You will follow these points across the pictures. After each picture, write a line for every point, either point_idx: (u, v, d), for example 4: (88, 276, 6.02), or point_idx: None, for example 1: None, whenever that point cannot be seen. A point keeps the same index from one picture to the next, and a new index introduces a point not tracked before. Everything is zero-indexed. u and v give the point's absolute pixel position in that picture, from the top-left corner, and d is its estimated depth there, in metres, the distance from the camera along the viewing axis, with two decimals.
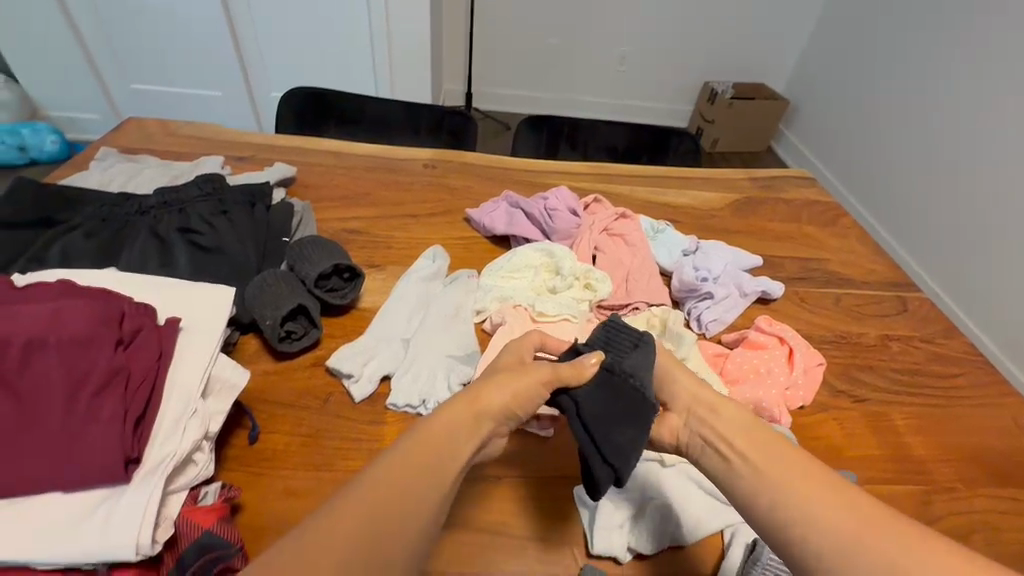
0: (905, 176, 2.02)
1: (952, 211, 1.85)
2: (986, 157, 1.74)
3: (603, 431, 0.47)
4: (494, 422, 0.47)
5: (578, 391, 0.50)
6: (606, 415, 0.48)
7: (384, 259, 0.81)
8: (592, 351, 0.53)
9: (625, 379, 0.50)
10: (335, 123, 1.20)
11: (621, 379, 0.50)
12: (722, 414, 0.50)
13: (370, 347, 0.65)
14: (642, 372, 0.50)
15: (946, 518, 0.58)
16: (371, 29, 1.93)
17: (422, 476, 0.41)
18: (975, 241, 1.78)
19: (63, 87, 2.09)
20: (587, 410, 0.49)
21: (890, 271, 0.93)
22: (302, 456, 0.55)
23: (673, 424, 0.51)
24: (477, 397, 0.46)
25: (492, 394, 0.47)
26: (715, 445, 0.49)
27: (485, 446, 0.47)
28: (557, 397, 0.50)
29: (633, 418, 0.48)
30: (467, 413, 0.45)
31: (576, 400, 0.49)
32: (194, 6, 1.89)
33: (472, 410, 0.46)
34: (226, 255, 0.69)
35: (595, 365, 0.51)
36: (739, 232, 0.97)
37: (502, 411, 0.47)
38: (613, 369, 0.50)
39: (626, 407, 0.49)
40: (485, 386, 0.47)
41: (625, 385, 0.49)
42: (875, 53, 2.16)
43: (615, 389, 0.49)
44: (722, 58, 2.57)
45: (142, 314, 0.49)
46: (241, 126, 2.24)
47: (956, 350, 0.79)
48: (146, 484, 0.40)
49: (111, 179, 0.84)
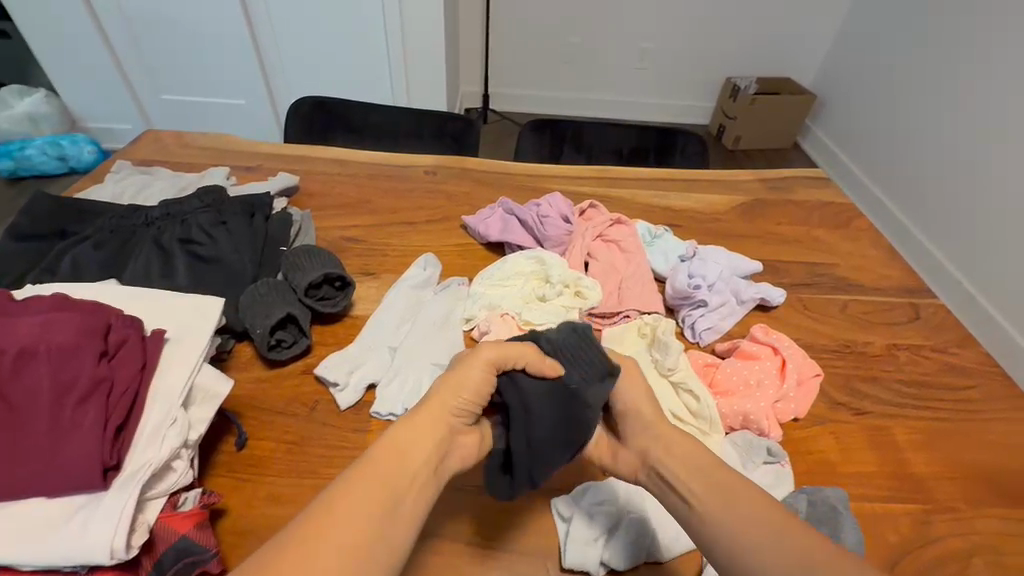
0: (935, 173, 1.93)
1: (981, 209, 1.76)
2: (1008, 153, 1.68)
3: (539, 442, 0.50)
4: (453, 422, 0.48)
5: (531, 401, 0.50)
6: (552, 432, 0.50)
7: (380, 266, 0.83)
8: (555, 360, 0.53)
9: (582, 406, 0.51)
10: (341, 131, 1.23)
11: (575, 399, 0.51)
12: (687, 456, 0.50)
13: (358, 356, 0.67)
14: (594, 394, 0.52)
15: (945, 540, 0.55)
16: (386, 34, 1.95)
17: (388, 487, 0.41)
18: (1003, 241, 1.69)
19: (99, 99, 2.21)
20: (533, 419, 0.50)
21: (904, 275, 0.89)
22: (287, 463, 0.57)
23: (633, 462, 0.52)
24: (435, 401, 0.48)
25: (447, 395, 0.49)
26: (670, 482, 0.49)
27: (451, 451, 0.48)
28: (506, 396, 0.51)
29: (568, 441, 0.51)
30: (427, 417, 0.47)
31: (526, 408, 0.50)
32: (218, 21, 1.96)
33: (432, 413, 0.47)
34: (224, 265, 0.72)
35: (554, 377, 0.51)
36: (743, 237, 0.94)
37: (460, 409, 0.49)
38: (575, 393, 0.51)
39: (569, 425, 0.50)
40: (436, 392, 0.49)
41: (577, 405, 0.51)
42: (904, 44, 2.07)
43: (569, 408, 0.51)
44: (743, 51, 2.50)
45: (128, 325, 0.51)
46: (265, 133, 2.31)
47: (971, 360, 0.76)
48: (124, 491, 0.42)
49: (123, 192, 0.88)
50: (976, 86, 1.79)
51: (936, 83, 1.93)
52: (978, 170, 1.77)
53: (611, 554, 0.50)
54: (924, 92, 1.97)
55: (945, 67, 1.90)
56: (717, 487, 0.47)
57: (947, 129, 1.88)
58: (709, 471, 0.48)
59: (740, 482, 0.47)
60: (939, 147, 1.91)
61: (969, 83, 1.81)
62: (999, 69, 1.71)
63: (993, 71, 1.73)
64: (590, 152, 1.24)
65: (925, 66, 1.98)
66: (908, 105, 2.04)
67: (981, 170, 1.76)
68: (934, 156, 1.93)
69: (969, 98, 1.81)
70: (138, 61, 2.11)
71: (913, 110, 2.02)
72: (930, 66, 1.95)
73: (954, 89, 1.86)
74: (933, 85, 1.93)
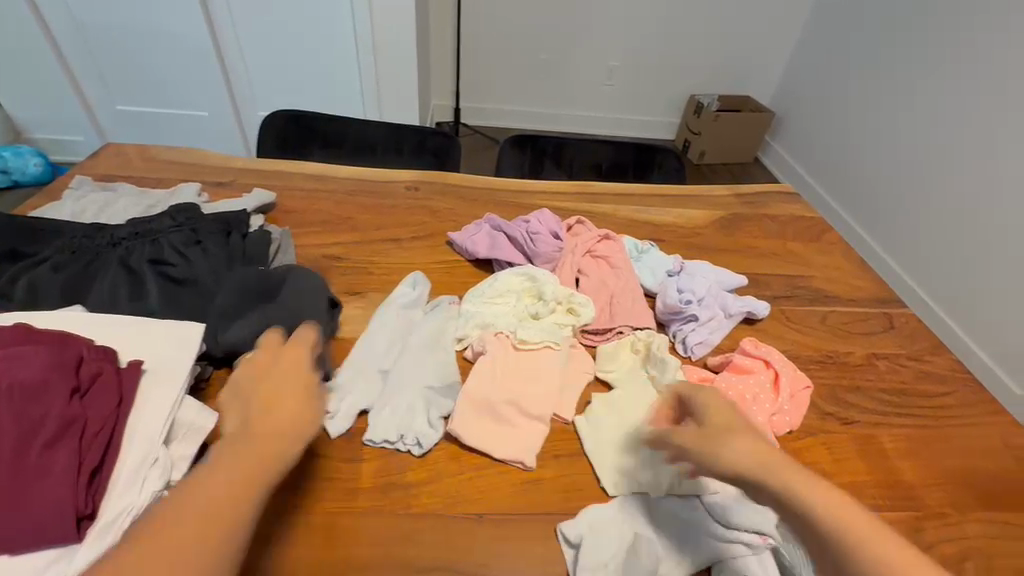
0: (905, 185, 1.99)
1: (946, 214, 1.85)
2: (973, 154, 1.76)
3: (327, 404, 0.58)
4: (301, 410, 0.47)
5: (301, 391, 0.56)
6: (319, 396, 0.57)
7: (364, 285, 0.80)
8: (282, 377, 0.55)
9: None
10: (316, 146, 1.19)
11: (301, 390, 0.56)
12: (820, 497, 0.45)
13: (346, 382, 0.64)
14: None
15: (937, 546, 0.57)
16: (355, 36, 1.90)
17: (249, 473, 0.41)
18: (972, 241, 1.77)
19: (47, 110, 2.08)
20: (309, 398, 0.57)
21: (875, 287, 0.93)
22: (277, 499, 0.54)
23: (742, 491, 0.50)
24: (270, 400, 0.47)
25: (284, 389, 0.48)
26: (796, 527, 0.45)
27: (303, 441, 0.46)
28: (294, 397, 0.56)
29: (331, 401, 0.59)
30: (271, 416, 0.46)
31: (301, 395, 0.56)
32: (180, 22, 1.88)
33: (271, 410, 0.46)
34: (200, 287, 0.68)
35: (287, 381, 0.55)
36: (723, 251, 0.97)
37: (306, 403, 0.48)
38: None
39: None
40: (277, 389, 0.48)
41: None
42: (863, 55, 2.17)
43: None
44: (706, 67, 2.60)
45: (102, 358, 0.47)
46: (229, 147, 2.22)
47: (944, 367, 0.79)
48: (100, 545, 0.39)
49: (83, 210, 0.82)
50: (931, 94, 1.90)
51: (906, 84, 1.98)
52: (949, 168, 1.82)
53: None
54: (880, 101, 2.09)
55: (902, 78, 2.00)
56: (838, 532, 0.43)
57: (915, 129, 1.95)
58: (814, 500, 0.45)
59: (858, 518, 0.44)
60: (906, 148, 1.98)
61: (939, 84, 1.86)
62: (957, 78, 1.81)
63: (957, 75, 1.81)
64: (570, 167, 1.25)
65: (879, 76, 2.09)
66: (867, 112, 2.14)
67: (939, 171, 1.86)
68: (897, 161, 2.02)
69: (929, 104, 1.90)
70: (93, 67, 2.00)
71: (871, 118, 2.13)
72: (902, 68, 2.00)
73: (912, 94, 1.96)
74: (905, 85, 1.98)
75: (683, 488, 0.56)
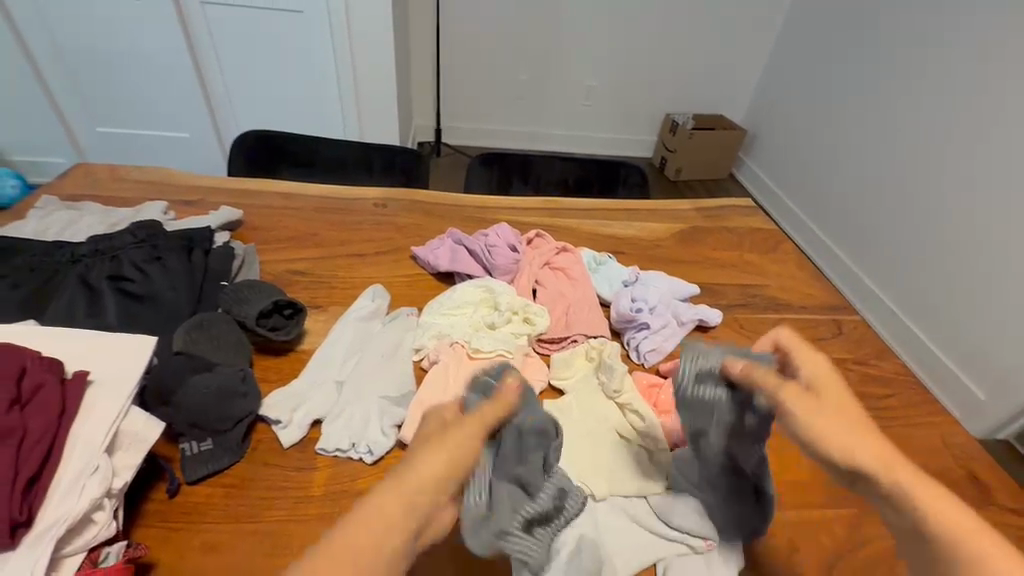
0: (875, 197, 2.06)
1: (914, 225, 1.91)
2: (940, 168, 1.82)
3: (219, 413, 0.57)
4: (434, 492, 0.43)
5: (180, 400, 0.56)
6: (201, 401, 0.56)
7: (327, 299, 0.81)
8: (156, 389, 0.56)
9: (182, 402, 0.56)
10: (288, 166, 1.22)
11: (179, 398, 0.56)
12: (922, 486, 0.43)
13: (302, 393, 0.65)
14: (186, 395, 0.56)
15: (874, 542, 0.59)
16: (337, 58, 1.96)
17: (412, 509, 0.40)
18: (940, 251, 1.83)
19: (25, 131, 2.08)
20: (190, 408, 0.56)
21: (826, 294, 0.97)
22: (224, 508, 0.54)
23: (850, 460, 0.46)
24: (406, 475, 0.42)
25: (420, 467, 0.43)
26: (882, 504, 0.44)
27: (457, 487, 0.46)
28: (171, 409, 0.56)
29: (221, 407, 0.57)
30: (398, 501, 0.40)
31: (181, 405, 0.56)
32: (164, 45, 1.91)
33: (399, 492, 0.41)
34: (159, 303, 0.69)
35: (166, 392, 0.56)
36: (682, 262, 1.00)
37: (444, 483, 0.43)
38: (172, 399, 0.56)
39: (215, 396, 0.57)
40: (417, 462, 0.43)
41: (190, 403, 0.56)
42: (832, 74, 2.26)
43: (213, 403, 0.57)
44: (679, 87, 2.69)
45: (47, 369, 0.48)
46: (210, 167, 2.24)
47: (889, 371, 0.82)
48: (33, 551, 0.40)
49: (46, 228, 0.83)
50: (896, 110, 1.98)
51: (872, 101, 2.07)
52: (918, 182, 1.90)
53: (541, 526, 0.51)
54: (851, 116, 2.17)
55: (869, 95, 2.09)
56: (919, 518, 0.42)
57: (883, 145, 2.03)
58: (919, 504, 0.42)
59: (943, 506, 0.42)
60: (875, 163, 2.06)
61: (904, 101, 1.95)
62: (919, 95, 1.90)
63: (921, 91, 1.89)
64: (537, 183, 1.28)
65: (849, 91, 2.18)
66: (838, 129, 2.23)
67: (908, 185, 1.93)
68: (869, 171, 2.09)
69: (894, 121, 1.99)
70: (71, 88, 2.01)
71: (841, 132, 2.21)
72: (869, 86, 2.09)
73: (880, 110, 2.05)
74: (873, 103, 2.07)
75: (627, 491, 0.59)
